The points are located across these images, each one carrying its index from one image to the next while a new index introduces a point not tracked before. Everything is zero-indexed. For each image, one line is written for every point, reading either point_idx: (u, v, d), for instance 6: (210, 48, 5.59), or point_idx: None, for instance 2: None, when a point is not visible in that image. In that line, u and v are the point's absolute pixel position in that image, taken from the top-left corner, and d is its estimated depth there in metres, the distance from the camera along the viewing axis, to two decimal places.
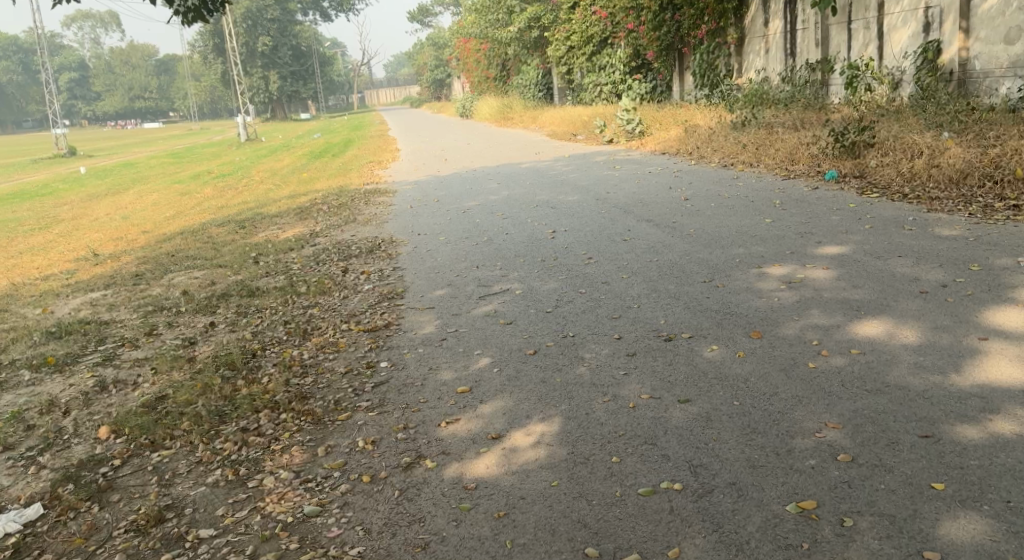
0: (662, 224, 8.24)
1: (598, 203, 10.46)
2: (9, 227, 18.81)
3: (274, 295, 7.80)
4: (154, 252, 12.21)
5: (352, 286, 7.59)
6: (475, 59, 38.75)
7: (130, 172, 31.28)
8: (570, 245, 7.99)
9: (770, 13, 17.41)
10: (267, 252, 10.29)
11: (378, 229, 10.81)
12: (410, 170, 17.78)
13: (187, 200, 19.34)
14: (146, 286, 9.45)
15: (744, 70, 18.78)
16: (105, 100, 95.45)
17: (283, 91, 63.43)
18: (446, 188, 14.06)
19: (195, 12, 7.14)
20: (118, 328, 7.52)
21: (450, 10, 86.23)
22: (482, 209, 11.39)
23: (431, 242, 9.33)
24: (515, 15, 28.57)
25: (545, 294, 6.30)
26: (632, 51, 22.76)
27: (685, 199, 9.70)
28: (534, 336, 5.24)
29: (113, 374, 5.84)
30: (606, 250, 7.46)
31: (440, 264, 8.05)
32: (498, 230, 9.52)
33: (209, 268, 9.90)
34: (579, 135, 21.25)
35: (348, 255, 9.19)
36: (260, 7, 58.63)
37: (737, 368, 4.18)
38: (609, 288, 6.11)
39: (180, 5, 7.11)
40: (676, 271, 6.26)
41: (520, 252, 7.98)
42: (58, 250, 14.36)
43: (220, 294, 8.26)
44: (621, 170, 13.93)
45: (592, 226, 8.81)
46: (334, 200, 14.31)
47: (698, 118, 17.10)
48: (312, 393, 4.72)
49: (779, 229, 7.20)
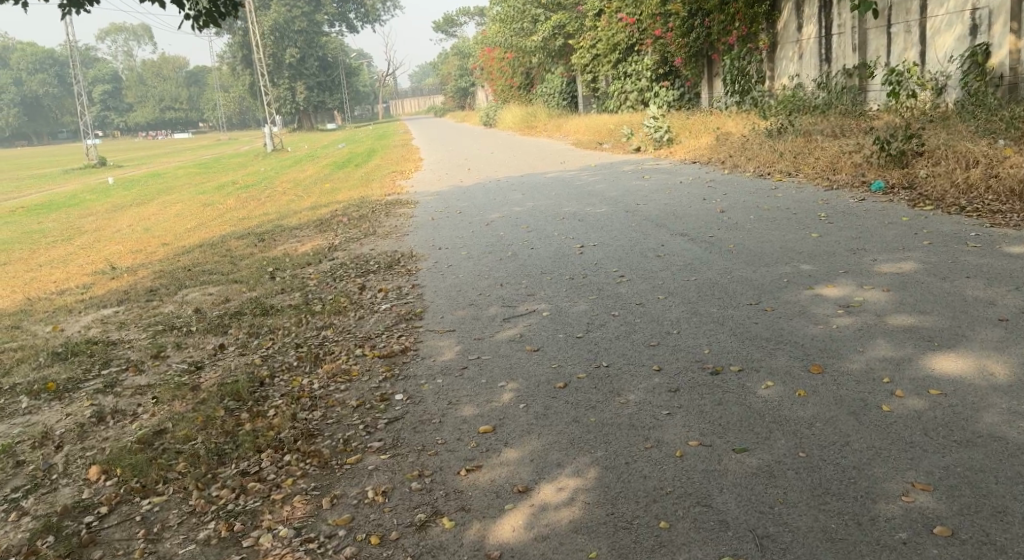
0: (698, 239, 7.74)
1: (628, 216, 9.98)
2: (32, 238, 18.64)
3: (287, 315, 7.39)
4: (171, 266, 11.88)
5: (368, 305, 7.16)
6: (500, 68, 38.43)
7: (157, 182, 31.27)
8: (599, 261, 7.52)
9: (803, 17, 16.84)
10: (284, 268, 9.90)
11: (398, 242, 10.40)
12: (433, 181, 17.38)
13: (209, 211, 19.06)
14: (159, 303, 9.08)
15: (776, 76, 18.18)
16: (136, 112, 96.57)
17: (310, 101, 63.64)
18: (469, 199, 13.64)
19: (207, 17, 6.68)
20: (125, 349, 7.12)
21: (476, 19, 86.29)
22: (506, 221, 10.96)
23: (452, 257, 8.90)
24: (540, 23, 28.22)
25: (575, 317, 5.83)
26: (658, 57, 22.34)
27: (722, 211, 9.20)
28: (563, 365, 4.77)
29: (113, 402, 5.42)
30: (639, 267, 6.98)
31: (462, 281, 7.62)
32: (522, 245, 9.07)
33: (224, 284, 9.53)
34: (605, 144, 20.77)
35: (366, 271, 8.77)
36: (288, 19, 58.75)
37: (797, 411, 3.69)
38: (645, 310, 5.63)
39: (191, 9, 6.65)
40: (717, 292, 5.76)
41: (547, 269, 7.53)
42: (76, 263, 14.10)
43: (233, 312, 7.87)
44: (651, 180, 13.44)
45: (623, 241, 8.33)
46: (355, 211, 13.94)
47: (731, 126, 16.57)
48: (320, 430, 4.29)
49: (828, 245, 6.70)
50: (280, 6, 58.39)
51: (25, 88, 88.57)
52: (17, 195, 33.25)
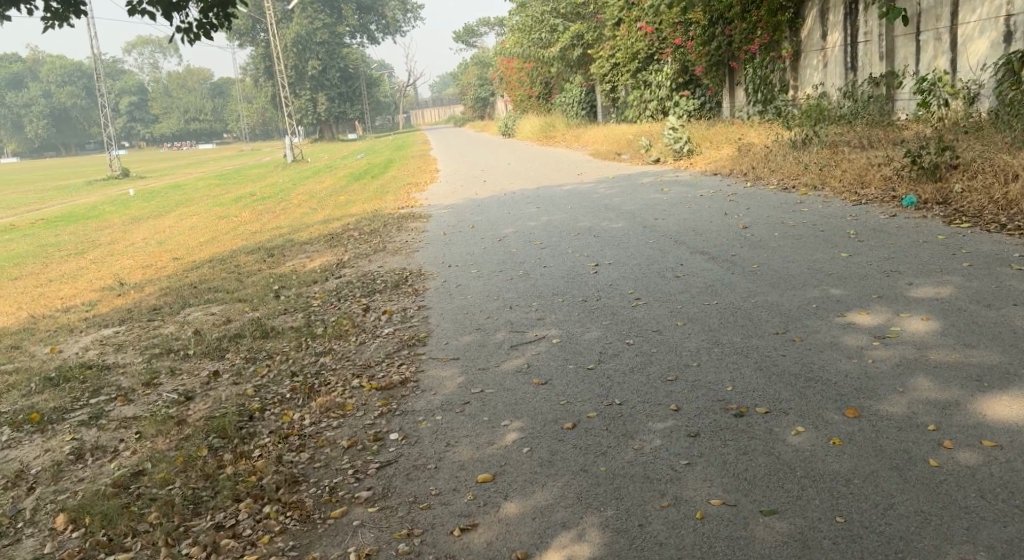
0: (720, 258, 7.34)
1: (646, 232, 9.58)
2: (45, 252, 18.48)
3: (288, 338, 7.06)
4: (178, 283, 11.60)
5: (370, 329, 6.80)
6: (520, 78, 38.11)
7: (176, 194, 31.19)
8: (614, 282, 7.13)
9: (829, 25, 16.38)
10: (289, 286, 9.57)
11: (408, 259, 10.06)
12: (448, 193, 17.04)
13: (223, 225, 18.83)
14: (160, 323, 8.78)
15: (800, 86, 17.71)
16: (161, 124, 97.39)
17: (331, 112, 63.72)
18: (483, 213, 13.29)
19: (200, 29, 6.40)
20: (117, 375, 6.81)
21: (496, 30, 86.56)
22: (519, 236, 10.61)
23: (462, 276, 8.55)
24: (559, 33, 27.89)
25: (587, 345, 5.44)
26: (678, 67, 22.18)
27: (744, 227, 8.80)
28: (573, 402, 4.37)
29: (94, 437, 5.10)
30: (656, 289, 6.58)
31: (470, 302, 7.26)
32: (535, 263, 8.70)
33: (227, 303, 9.21)
34: (624, 155, 20.36)
35: (371, 290, 8.43)
36: (309, 30, 58.78)
37: (832, 465, 3.33)
38: (662, 339, 5.23)
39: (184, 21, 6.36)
40: (740, 319, 5.36)
41: (559, 290, 7.16)
42: (85, 278, 13.86)
43: (232, 335, 7.54)
44: (671, 193, 13.04)
45: (640, 260, 7.94)
46: (367, 226, 13.64)
47: (753, 137, 16.13)
48: (306, 476, 3.94)
49: (859, 266, 6.28)
50: (301, 18, 58.45)
51: (51, 100, 89.39)
52: (37, 207, 33.26)
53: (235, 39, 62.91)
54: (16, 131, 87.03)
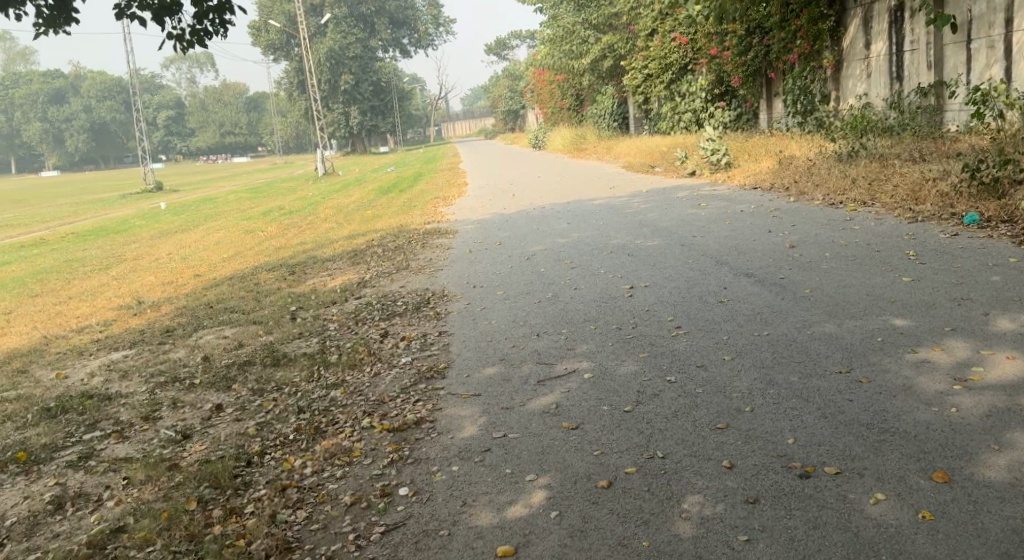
0: (767, 281, 6.77)
1: (683, 251, 9.01)
2: (71, 267, 18.26)
3: (299, 367, 6.58)
4: (196, 301, 11.22)
5: (387, 358, 6.31)
6: (551, 91, 37.71)
7: (207, 208, 31.11)
8: (651, 307, 6.60)
9: (872, 34, 15.72)
10: (307, 307, 9.13)
11: (431, 278, 9.59)
12: (476, 208, 16.62)
13: (249, 239, 18.53)
14: (171, 347, 8.36)
15: (842, 97, 17.01)
16: (197, 138, 98.58)
17: (363, 126, 63.91)
18: (511, 229, 12.81)
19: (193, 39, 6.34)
20: (118, 406, 6.38)
21: (528, 43, 86.69)
22: (549, 254, 10.10)
23: (487, 298, 8.06)
24: (589, 45, 27.43)
25: (622, 381, 4.90)
26: (714, 78, 21.61)
27: (791, 246, 8.22)
28: (608, 453, 3.82)
29: (79, 483, 4.66)
30: (698, 317, 6.03)
31: (495, 328, 6.76)
32: (565, 284, 8.18)
33: (242, 325, 8.79)
34: (657, 167, 19.79)
35: (391, 313, 7.95)
36: (343, 45, 58.98)
37: (924, 547, 2.79)
38: (707, 377, 4.67)
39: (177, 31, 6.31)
40: (795, 356, 4.80)
41: (592, 316, 6.64)
42: (105, 295, 13.54)
43: (242, 362, 7.08)
44: (708, 208, 12.47)
45: (678, 282, 7.39)
46: (392, 242, 13.20)
47: (795, 149, 15.50)
48: (300, 541, 3.46)
49: (926, 293, 5.69)
50: (335, 32, 58.69)
51: (92, 114, 90.84)
52: (70, 221, 33.38)
53: (270, 53, 63.33)
54: (58, 145, 88.54)
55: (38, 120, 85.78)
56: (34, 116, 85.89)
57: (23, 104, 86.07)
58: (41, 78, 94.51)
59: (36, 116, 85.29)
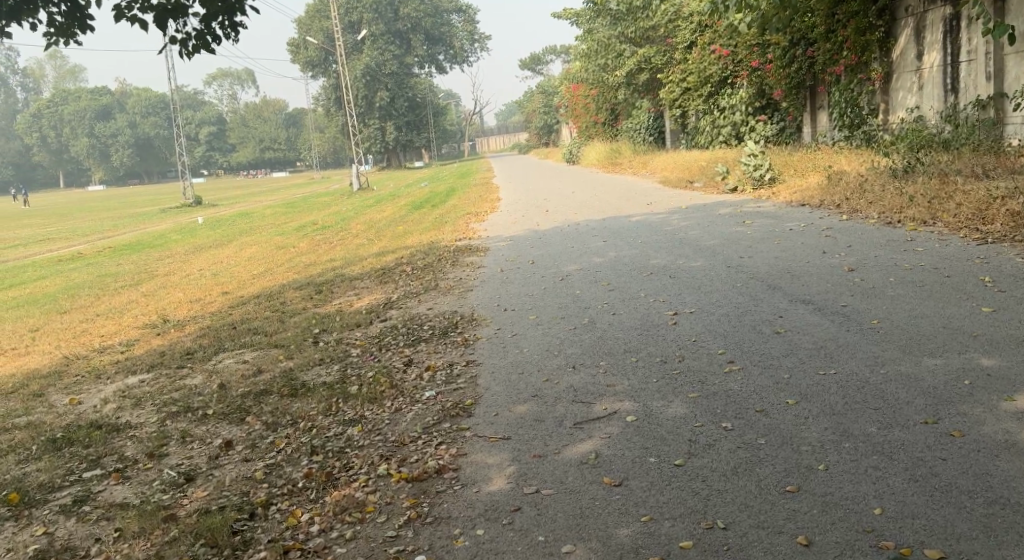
0: (826, 312, 6.27)
1: (729, 273, 8.45)
2: (102, 282, 18.02)
3: (318, 399, 6.14)
4: (222, 320, 10.76)
5: (409, 392, 5.82)
6: (584, 105, 37.22)
7: (243, 222, 30.94)
8: (698, 338, 6.08)
9: (924, 45, 15.02)
10: (330, 330, 8.70)
11: (461, 300, 9.12)
12: (509, 224, 16.16)
13: (280, 255, 18.22)
14: (189, 371, 7.94)
15: (891, 110, 16.30)
16: (237, 153, 99.68)
17: (399, 141, 63.99)
18: (544, 247, 12.33)
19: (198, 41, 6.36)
20: (125, 439, 5.97)
21: (563, 58, 86.53)
22: (584, 275, 9.58)
23: (518, 323, 7.57)
24: (625, 59, 26.88)
25: (670, 426, 4.41)
26: (754, 90, 21.01)
27: (851, 271, 7.72)
28: (659, 520, 3.39)
29: (68, 533, 4.25)
30: (751, 353, 5.51)
31: (527, 358, 6.28)
32: (602, 309, 7.67)
33: (263, 348, 8.36)
34: (696, 182, 19.17)
35: (416, 339, 7.49)
36: (380, 61, 59.17)
37: None
38: (769, 424, 4.25)
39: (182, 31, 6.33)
40: (871, 403, 4.35)
41: (633, 346, 6.14)
42: (132, 312, 13.17)
43: (258, 391, 6.65)
44: (754, 225, 11.91)
45: (727, 309, 6.87)
46: (422, 260, 12.74)
47: (844, 164, 14.83)
48: None
49: (1012, 330, 5.17)
50: (371, 49, 58.89)
51: (137, 130, 92.38)
52: (108, 235, 33.50)
53: (309, 70, 63.74)
54: (103, 161, 90.07)
55: (84, 137, 87.53)
56: (81, 132, 87.67)
57: (72, 120, 87.88)
58: (88, 95, 96.42)
59: (83, 132, 86.95)
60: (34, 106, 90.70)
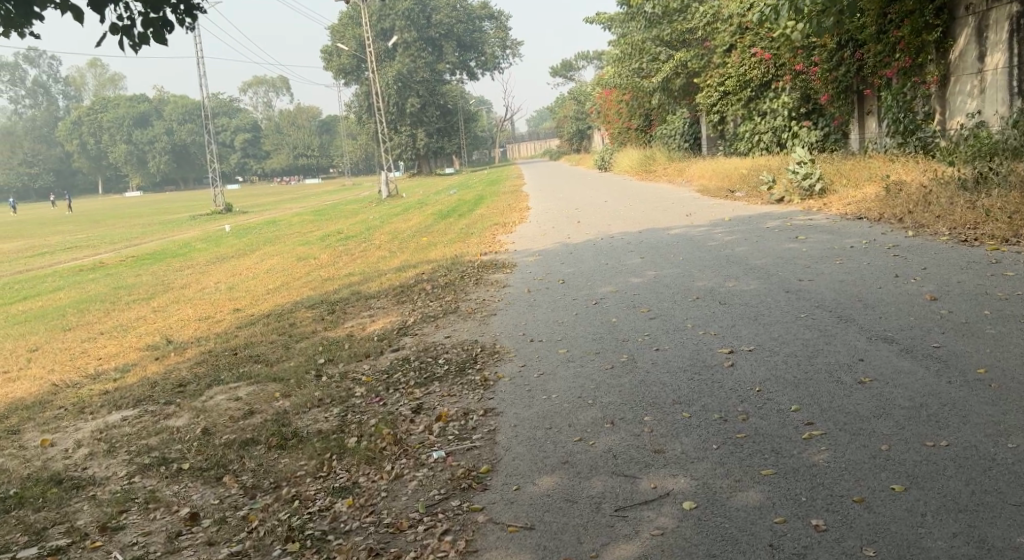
0: (918, 358, 5.41)
1: (789, 301, 7.46)
2: (116, 294, 17.18)
3: (311, 454, 5.23)
4: (225, 343, 9.85)
5: (414, 450, 4.89)
6: (618, 110, 36.12)
7: (268, 231, 30.15)
8: (764, 388, 5.15)
9: (987, 45, 13.83)
10: (337, 360, 7.78)
11: (482, 326, 8.18)
12: (539, 235, 15.21)
13: (299, 267, 17.37)
14: (176, 409, 7.02)
15: (949, 115, 15.07)
16: (271, 160, 99.94)
17: (430, 148, 63.54)
18: (577, 263, 11.33)
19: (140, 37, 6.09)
20: (84, 499, 5.08)
21: (596, 63, 85.55)
22: (619, 299, 8.58)
23: (546, 358, 6.62)
24: (660, 63, 25.77)
25: (742, 521, 3.56)
26: (799, 94, 19.93)
27: (933, 301, 6.93)
28: None
29: None
30: (830, 414, 4.61)
31: (558, 406, 5.34)
32: (642, 343, 6.65)
33: (261, 381, 7.43)
34: (738, 192, 18.06)
35: (428, 377, 6.53)
36: (412, 68, 58.63)
37: None
38: (874, 523, 3.41)
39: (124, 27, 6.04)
40: (1007, 495, 3.51)
41: (682, 395, 5.20)
42: (135, 329, 12.31)
43: (244, 440, 5.73)
44: (808, 241, 10.90)
45: (794, 348, 5.96)
46: (444, 277, 11.81)
47: (904, 173, 13.69)
48: None
49: None
50: (403, 56, 58.32)
51: (173, 137, 92.84)
52: (134, 243, 32.90)
53: (341, 77, 63.33)
54: (140, 167, 90.72)
55: (123, 143, 88.21)
56: (120, 139, 88.34)
57: (110, 127, 88.58)
58: (124, 101, 97.01)
59: (122, 138, 87.71)
60: (73, 113, 91.53)
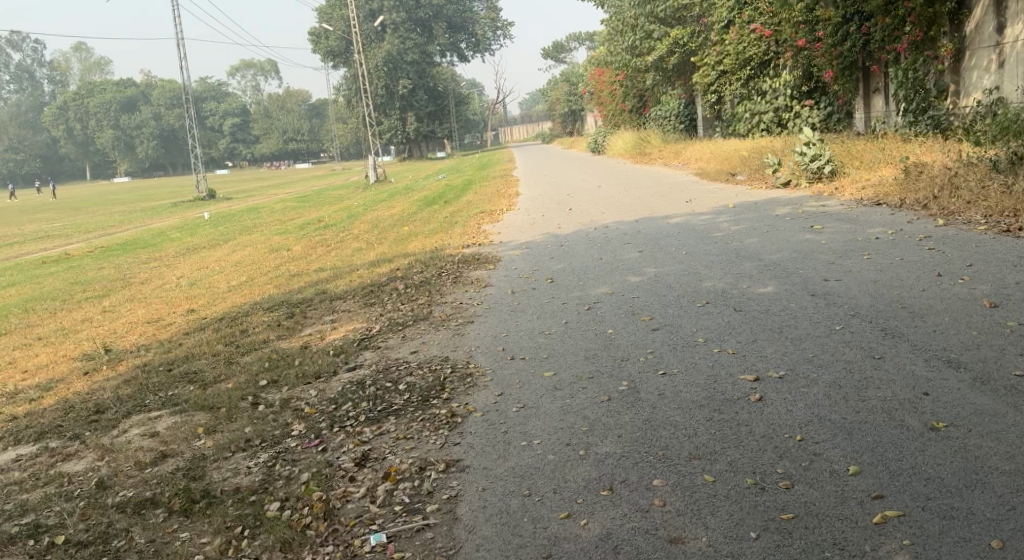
0: (1003, 394, 4.21)
1: (818, 308, 6.27)
2: (69, 291, 15.87)
3: (221, 522, 4.04)
4: (165, 354, 8.62)
5: (350, 530, 3.72)
6: (610, 91, 34.87)
7: (247, 220, 28.79)
8: (808, 437, 3.95)
9: (1008, 15, 12.56)
10: (280, 381, 6.52)
11: (453, 339, 6.95)
12: (526, 225, 13.95)
13: (269, 261, 16.11)
14: (78, 446, 5.78)
15: (963, 91, 13.80)
16: (261, 144, 98.34)
17: (419, 131, 62.29)
18: (567, 258, 10.09)
19: None
20: None
21: (588, 44, 84.30)
22: (614, 303, 7.36)
23: (528, 384, 5.40)
24: (653, 40, 24.42)
25: None
26: (802, 72, 18.68)
27: (992, 309, 5.74)
28: None
29: None
30: (905, 483, 3.43)
31: (540, 460, 4.12)
32: (645, 364, 5.43)
33: (186, 410, 6.16)
34: (739, 175, 16.85)
35: (383, 410, 5.28)
36: (401, 49, 57.03)
37: None
38: None
39: None
40: None
41: (700, 447, 3.99)
42: (76, 334, 11.05)
43: (141, 500, 4.50)
44: (826, 230, 9.72)
45: (835, 375, 4.74)
46: (419, 273, 10.59)
47: (923, 153, 12.47)
48: None
49: None
50: (393, 38, 56.82)
51: (160, 122, 90.87)
52: (107, 232, 31.32)
53: (328, 60, 61.73)
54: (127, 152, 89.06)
55: (109, 128, 86.54)
56: (106, 124, 86.70)
57: (96, 112, 86.88)
58: (110, 85, 95.12)
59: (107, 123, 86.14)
60: (58, 99, 89.74)
